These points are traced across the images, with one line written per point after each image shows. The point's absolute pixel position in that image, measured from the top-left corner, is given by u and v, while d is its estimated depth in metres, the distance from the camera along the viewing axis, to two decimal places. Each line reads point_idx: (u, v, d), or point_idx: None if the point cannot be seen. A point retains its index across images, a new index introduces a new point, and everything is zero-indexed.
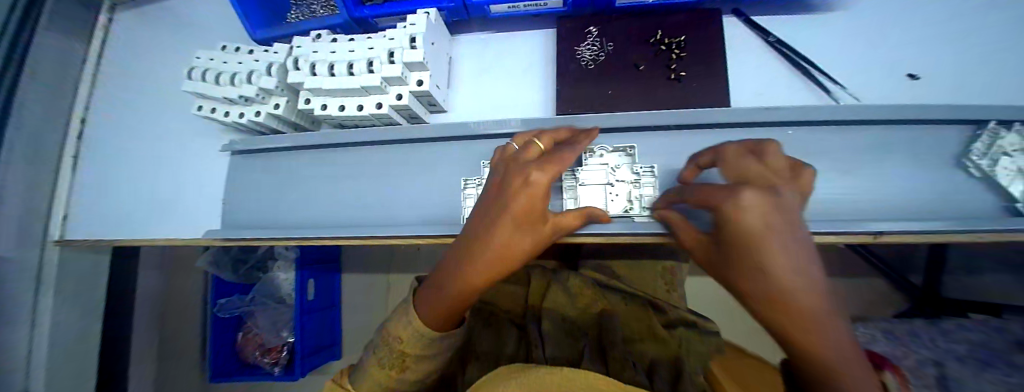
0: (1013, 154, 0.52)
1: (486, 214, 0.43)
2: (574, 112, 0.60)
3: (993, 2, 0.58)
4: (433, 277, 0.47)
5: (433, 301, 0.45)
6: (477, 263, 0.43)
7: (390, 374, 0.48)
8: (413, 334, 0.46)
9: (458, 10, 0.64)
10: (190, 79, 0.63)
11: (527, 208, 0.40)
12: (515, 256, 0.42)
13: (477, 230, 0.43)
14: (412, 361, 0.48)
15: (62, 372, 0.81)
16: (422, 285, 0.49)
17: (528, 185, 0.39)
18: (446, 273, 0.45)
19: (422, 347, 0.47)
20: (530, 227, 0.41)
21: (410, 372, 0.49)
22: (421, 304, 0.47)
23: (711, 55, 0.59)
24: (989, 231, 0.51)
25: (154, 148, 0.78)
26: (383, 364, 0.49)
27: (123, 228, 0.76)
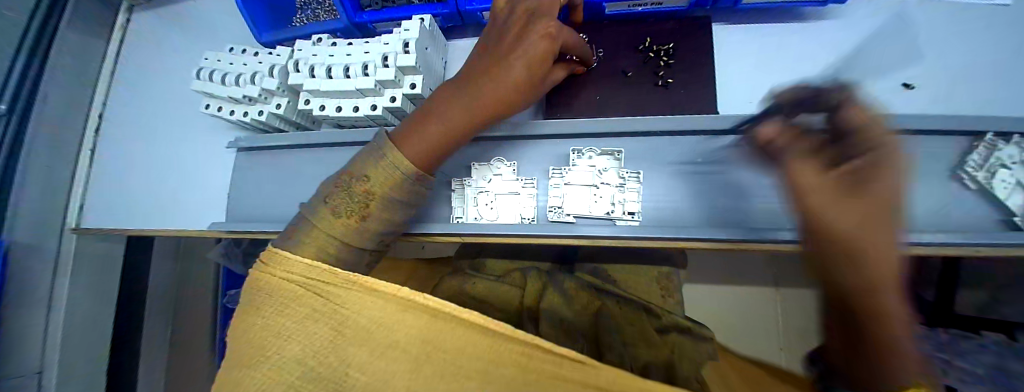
0: (1011, 166, 0.51)
1: (494, 61, 0.43)
2: (562, 116, 0.61)
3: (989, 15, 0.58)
4: (415, 120, 0.45)
5: (417, 138, 0.43)
6: (479, 103, 0.43)
7: (348, 223, 0.41)
8: (390, 169, 0.42)
9: (453, 16, 0.66)
10: (198, 79, 0.66)
11: (541, 48, 0.42)
12: (519, 95, 0.44)
13: (482, 72, 0.43)
14: (378, 206, 0.42)
15: (74, 354, 0.87)
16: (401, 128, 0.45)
17: (543, 31, 0.42)
18: (439, 110, 0.44)
19: (398, 192, 0.42)
20: (539, 69, 0.43)
21: (364, 233, 0.42)
22: (404, 141, 0.43)
23: (700, 63, 0.59)
24: (986, 245, 0.50)
25: (167, 142, 0.83)
26: (335, 223, 0.41)
27: (135, 219, 0.81)
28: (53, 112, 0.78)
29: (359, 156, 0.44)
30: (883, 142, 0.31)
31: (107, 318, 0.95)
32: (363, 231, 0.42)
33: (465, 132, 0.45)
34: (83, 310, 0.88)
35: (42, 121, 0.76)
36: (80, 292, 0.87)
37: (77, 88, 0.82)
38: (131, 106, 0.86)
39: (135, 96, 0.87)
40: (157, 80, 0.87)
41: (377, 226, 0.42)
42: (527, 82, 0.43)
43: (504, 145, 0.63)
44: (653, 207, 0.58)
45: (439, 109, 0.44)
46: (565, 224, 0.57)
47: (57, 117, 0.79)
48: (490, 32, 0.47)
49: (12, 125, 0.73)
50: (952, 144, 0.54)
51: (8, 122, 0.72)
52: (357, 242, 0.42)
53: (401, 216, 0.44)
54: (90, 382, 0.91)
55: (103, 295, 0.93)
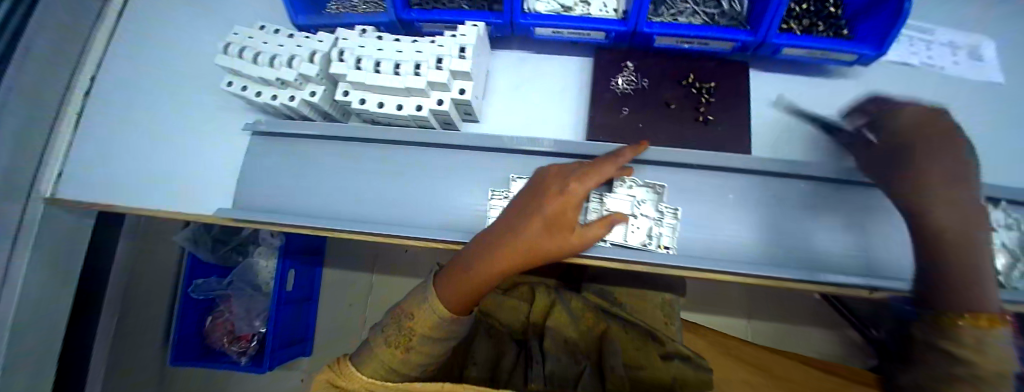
0: (996, 229, 0.57)
1: (521, 214, 0.52)
2: (604, 139, 0.63)
3: (968, 97, 0.68)
4: (453, 266, 0.56)
5: (452, 288, 0.53)
6: (504, 254, 0.52)
7: (393, 353, 0.52)
8: (430, 312, 0.53)
9: (505, 26, 0.65)
10: (227, 56, 0.62)
11: (561, 210, 0.50)
12: (543, 248, 0.52)
13: (512, 226, 0.52)
14: (420, 339, 0.53)
15: (23, 338, 0.77)
16: (441, 273, 0.57)
17: (567, 194, 0.50)
18: (471, 261, 0.53)
19: (433, 331, 0.53)
20: (558, 226, 0.51)
21: (408, 363, 0.53)
22: (441, 291, 0.54)
23: (737, 103, 0.63)
24: None
25: (170, 115, 0.77)
26: (391, 358, 0.53)
27: (121, 195, 0.74)
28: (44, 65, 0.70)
29: (408, 295, 0.58)
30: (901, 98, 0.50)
31: (62, 300, 0.84)
32: (406, 359, 0.53)
33: (496, 275, 0.53)
34: (37, 290, 0.78)
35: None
36: (36, 270, 0.76)
37: (65, 46, 0.75)
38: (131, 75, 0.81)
39: (138, 65, 0.81)
40: (168, 49, 0.82)
41: (417, 359, 0.54)
42: (546, 231, 0.51)
43: (544, 160, 0.63)
44: (691, 243, 0.59)
45: (467, 260, 0.54)
46: (604, 247, 0.58)
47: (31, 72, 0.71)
48: (534, 184, 0.54)
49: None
50: None
51: None
52: (409, 366, 0.54)
53: (437, 346, 0.55)
54: (34, 372, 0.80)
55: (63, 274, 0.83)
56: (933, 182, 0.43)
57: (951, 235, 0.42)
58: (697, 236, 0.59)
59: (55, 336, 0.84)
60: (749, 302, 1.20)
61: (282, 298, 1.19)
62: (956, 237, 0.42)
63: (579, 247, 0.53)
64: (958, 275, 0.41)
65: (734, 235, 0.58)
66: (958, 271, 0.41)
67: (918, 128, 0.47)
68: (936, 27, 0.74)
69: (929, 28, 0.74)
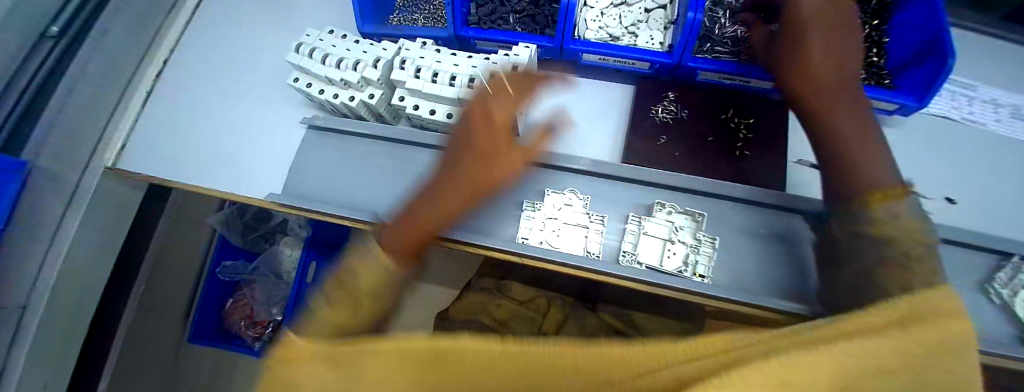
0: None
1: (460, 151, 0.57)
2: (640, 164, 0.65)
3: (1009, 154, 0.68)
4: (399, 219, 0.54)
5: (394, 231, 0.50)
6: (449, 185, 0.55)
7: (343, 312, 0.41)
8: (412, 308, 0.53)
9: (554, 50, 0.70)
10: (298, 55, 0.68)
11: (488, 130, 0.55)
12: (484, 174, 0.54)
13: (454, 165, 0.57)
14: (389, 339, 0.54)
15: (63, 293, 0.81)
16: (387, 225, 0.53)
17: (488, 114, 0.56)
18: (424, 200, 0.55)
19: (387, 286, 0.46)
20: (492, 141, 0.55)
21: (362, 318, 0.43)
22: (383, 236, 0.50)
23: (774, 141, 0.65)
24: (1007, 359, 0.55)
25: (231, 102, 0.83)
26: (337, 317, 0.41)
27: (177, 171, 0.79)
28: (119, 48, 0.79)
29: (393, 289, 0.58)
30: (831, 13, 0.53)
31: (101, 264, 0.89)
32: (357, 317, 0.43)
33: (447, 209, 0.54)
34: (85, 250, 0.83)
35: (96, 52, 0.76)
36: (87, 231, 0.82)
37: (136, 30, 0.84)
38: (195, 60, 0.90)
39: (205, 54, 0.90)
40: (236, 42, 0.89)
41: (369, 317, 0.44)
42: (488, 152, 0.54)
43: (581, 177, 0.66)
44: (725, 274, 0.59)
45: (420, 202, 0.55)
46: (637, 269, 0.59)
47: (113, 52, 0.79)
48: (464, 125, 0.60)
49: (59, 48, 0.70)
50: (980, 260, 0.61)
51: (54, 47, 0.70)
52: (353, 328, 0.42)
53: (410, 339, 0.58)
54: (65, 328, 0.85)
55: (107, 238, 0.88)
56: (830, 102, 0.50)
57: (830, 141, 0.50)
58: (732, 268, 0.59)
59: (90, 296, 0.89)
60: None
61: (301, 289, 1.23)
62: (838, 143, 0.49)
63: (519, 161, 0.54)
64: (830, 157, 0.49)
65: (769, 270, 0.58)
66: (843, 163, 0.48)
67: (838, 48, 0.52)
68: (979, 84, 0.75)
69: (972, 84, 0.75)
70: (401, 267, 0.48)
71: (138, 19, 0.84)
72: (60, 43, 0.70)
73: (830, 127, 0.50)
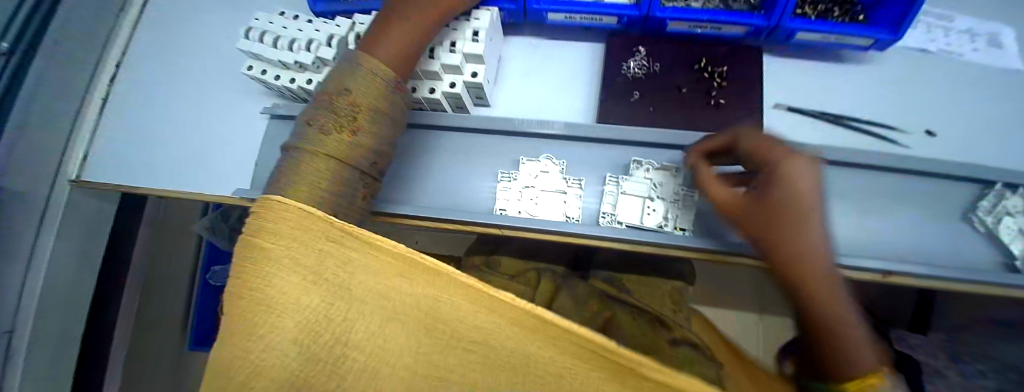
0: (1016, 215, 0.56)
1: None
2: (615, 123, 0.63)
3: (990, 81, 0.67)
4: (373, 42, 0.50)
5: (381, 44, 0.49)
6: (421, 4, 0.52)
7: (341, 138, 0.43)
8: None
9: (517, 12, 0.66)
10: (248, 40, 0.65)
11: None
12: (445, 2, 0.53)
13: None
14: None
15: (49, 313, 0.80)
16: (365, 47, 0.49)
17: None
18: (397, 20, 0.51)
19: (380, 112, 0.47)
20: None
21: (359, 149, 0.44)
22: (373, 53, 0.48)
23: (749, 88, 0.63)
24: (989, 284, 0.56)
25: (189, 100, 0.79)
26: (325, 166, 0.43)
27: (142, 176, 0.76)
28: (66, 54, 0.74)
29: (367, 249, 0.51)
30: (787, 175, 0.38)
31: (87, 281, 0.88)
32: (356, 146, 0.44)
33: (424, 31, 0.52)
34: (64, 268, 0.81)
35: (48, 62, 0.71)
36: (64, 248, 0.80)
37: (88, 34, 0.78)
38: (155, 61, 0.83)
39: (159, 53, 0.84)
40: (187, 36, 0.84)
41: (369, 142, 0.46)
42: None
43: (555, 143, 0.64)
44: (704, 226, 0.59)
45: (387, 26, 0.51)
46: (619, 229, 0.59)
47: (66, 60, 0.74)
48: None
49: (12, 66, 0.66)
50: (965, 189, 0.60)
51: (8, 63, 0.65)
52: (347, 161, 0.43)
53: None
54: (59, 347, 0.84)
55: (87, 254, 0.86)
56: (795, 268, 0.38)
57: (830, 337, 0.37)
58: (710, 218, 0.59)
59: (80, 313, 0.88)
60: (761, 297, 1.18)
61: None
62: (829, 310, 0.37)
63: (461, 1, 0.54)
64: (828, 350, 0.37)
65: None
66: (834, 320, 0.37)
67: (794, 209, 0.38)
68: (956, 14, 0.73)
69: (949, 14, 0.73)
70: (394, 89, 0.48)
71: (90, 22, 0.77)
72: (13, 59, 0.66)
73: (812, 289, 0.37)
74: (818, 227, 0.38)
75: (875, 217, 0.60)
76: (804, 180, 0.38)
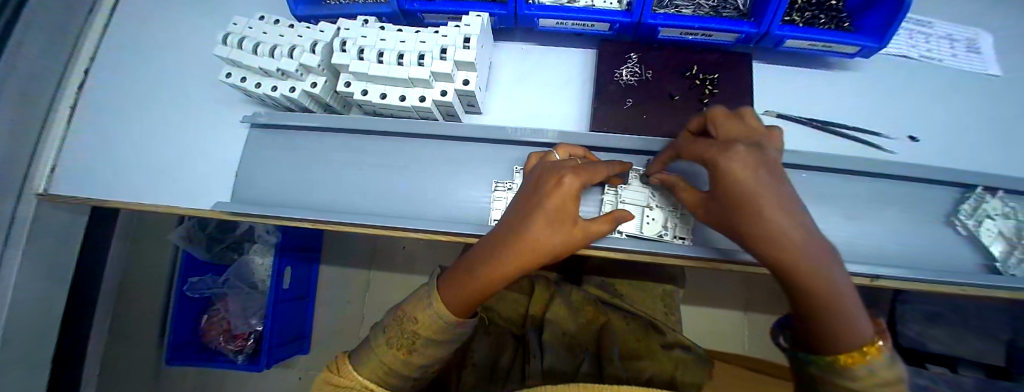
0: (994, 218, 0.58)
1: (521, 211, 0.48)
2: (609, 131, 0.62)
3: (967, 86, 0.69)
4: (458, 268, 0.51)
5: (455, 290, 0.48)
6: (516, 254, 0.46)
7: (396, 355, 0.47)
8: (434, 318, 0.48)
9: (509, 17, 0.65)
10: (225, 46, 0.61)
11: (556, 203, 0.45)
12: (542, 250, 0.46)
13: (510, 224, 0.48)
14: (422, 344, 0.47)
15: (16, 337, 0.74)
16: (446, 274, 0.52)
17: (545, 186, 0.47)
18: (479, 264, 0.48)
19: (438, 333, 0.48)
20: (562, 220, 0.46)
21: (409, 364, 0.48)
22: (444, 288, 0.50)
23: (739, 96, 0.64)
24: (971, 285, 0.57)
25: (164, 108, 0.75)
26: (379, 367, 0.48)
27: (116, 190, 0.71)
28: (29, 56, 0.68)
29: (411, 296, 0.52)
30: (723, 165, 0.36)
31: (56, 301, 0.82)
32: (390, 368, 0.47)
33: (497, 284, 0.49)
34: (32, 287, 0.75)
35: None
36: (29, 267, 0.74)
37: (58, 38, 0.72)
38: (127, 68, 0.78)
39: (132, 60, 0.79)
40: (161, 39, 0.80)
41: (420, 358, 0.48)
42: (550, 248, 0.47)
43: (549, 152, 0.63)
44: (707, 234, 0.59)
45: (473, 264, 0.49)
46: (619, 238, 0.58)
47: (33, 66, 0.67)
48: (533, 186, 0.49)
49: None
50: (950, 192, 0.62)
51: None
52: (408, 361, 0.48)
53: (441, 350, 0.49)
54: (27, 373, 0.78)
55: (56, 272, 0.80)
56: (754, 242, 0.36)
57: (812, 314, 0.35)
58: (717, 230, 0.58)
59: (49, 335, 0.82)
60: (747, 296, 1.25)
61: (278, 295, 1.15)
62: (798, 281, 0.34)
63: (580, 244, 0.48)
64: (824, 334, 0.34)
65: None
66: (802, 293, 0.34)
67: (745, 190, 0.34)
68: (935, 20, 0.75)
69: (927, 22, 0.75)
70: (450, 341, 0.50)
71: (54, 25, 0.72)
72: None
73: (773, 259, 0.35)
74: (783, 208, 0.34)
75: (866, 223, 0.61)
76: (746, 159, 0.35)
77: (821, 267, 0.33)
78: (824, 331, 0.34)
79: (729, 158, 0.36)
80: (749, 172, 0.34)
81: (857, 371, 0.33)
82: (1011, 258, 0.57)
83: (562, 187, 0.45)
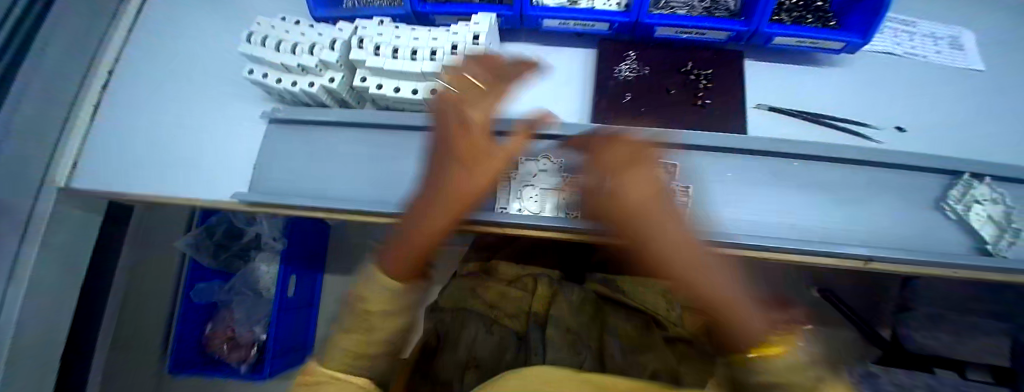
0: (983, 202, 0.60)
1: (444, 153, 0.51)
2: (610, 123, 0.66)
3: (949, 80, 0.72)
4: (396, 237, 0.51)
5: (393, 252, 0.49)
6: (448, 189, 0.49)
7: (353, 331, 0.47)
8: (380, 287, 0.47)
9: (514, 18, 0.69)
10: (249, 44, 0.65)
11: (472, 134, 0.51)
12: (474, 183, 0.50)
13: (437, 169, 0.51)
14: (375, 316, 0.47)
15: (29, 328, 0.75)
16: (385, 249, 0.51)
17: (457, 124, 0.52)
18: (418, 215, 0.50)
19: (391, 302, 0.48)
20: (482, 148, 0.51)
21: (368, 336, 0.48)
22: (386, 259, 0.49)
23: (732, 90, 0.67)
24: (966, 268, 0.59)
25: (182, 106, 0.79)
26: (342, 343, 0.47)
27: (133, 184, 0.74)
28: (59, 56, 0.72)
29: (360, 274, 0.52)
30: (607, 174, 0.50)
31: (66, 295, 0.83)
32: (355, 342, 0.47)
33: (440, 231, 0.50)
34: (47, 279, 0.77)
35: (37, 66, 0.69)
36: (44, 259, 0.75)
37: (86, 41, 0.76)
38: (148, 71, 0.83)
39: (154, 63, 0.83)
40: (182, 43, 0.85)
41: (374, 330, 0.48)
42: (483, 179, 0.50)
43: (553, 143, 0.67)
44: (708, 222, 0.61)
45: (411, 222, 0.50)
46: None
47: None
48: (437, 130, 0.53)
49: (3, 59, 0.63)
50: (937, 180, 0.64)
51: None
52: (370, 341, 0.48)
53: (395, 320, 0.49)
54: (34, 367, 0.78)
55: (69, 266, 0.82)
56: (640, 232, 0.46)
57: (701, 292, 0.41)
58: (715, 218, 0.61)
59: (57, 329, 0.82)
60: None
61: (282, 303, 1.15)
62: (684, 260, 0.42)
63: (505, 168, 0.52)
64: (714, 310, 0.39)
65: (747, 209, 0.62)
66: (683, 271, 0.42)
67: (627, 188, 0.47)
68: (918, 21, 0.80)
69: (910, 22, 0.79)
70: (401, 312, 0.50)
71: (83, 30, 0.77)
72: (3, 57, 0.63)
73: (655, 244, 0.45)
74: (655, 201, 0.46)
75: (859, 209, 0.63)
76: (620, 169, 0.49)
77: (682, 244, 0.42)
78: (714, 312, 0.39)
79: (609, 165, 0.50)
80: (629, 176, 0.48)
81: (761, 353, 0.34)
82: (1004, 242, 0.59)
83: (472, 117, 0.52)
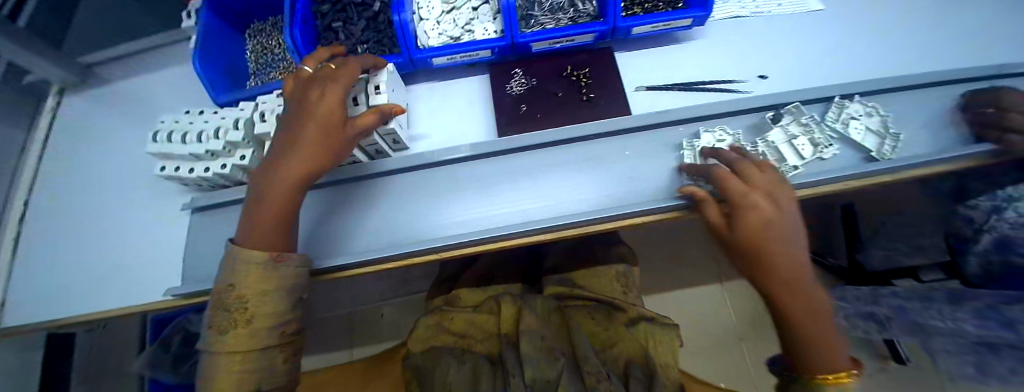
0: (859, 117, 0.69)
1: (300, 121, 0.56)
2: (514, 134, 0.72)
3: (790, 29, 0.84)
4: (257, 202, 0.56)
5: (250, 223, 0.54)
6: (295, 159, 0.54)
7: (237, 330, 0.49)
8: (256, 273, 0.50)
9: (406, 64, 0.76)
10: (155, 142, 0.68)
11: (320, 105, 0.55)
12: (316, 149, 0.55)
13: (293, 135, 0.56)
14: (252, 309, 0.49)
15: None
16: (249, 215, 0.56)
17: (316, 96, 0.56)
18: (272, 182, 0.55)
19: (267, 289, 0.51)
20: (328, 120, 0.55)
21: (252, 335, 0.49)
22: (246, 221, 0.55)
23: (610, 81, 0.76)
24: (854, 178, 0.65)
25: (105, 218, 0.79)
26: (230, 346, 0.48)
27: (62, 308, 0.71)
28: None
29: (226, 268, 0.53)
30: (768, 226, 0.50)
31: None
32: (243, 341, 0.49)
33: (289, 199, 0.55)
34: None
35: None
36: None
37: None
38: (65, 192, 0.83)
39: (70, 183, 0.83)
40: (97, 158, 0.86)
41: (260, 324, 0.50)
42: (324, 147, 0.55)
43: (468, 164, 0.71)
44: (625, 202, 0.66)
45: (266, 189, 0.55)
46: (539, 221, 0.64)
47: None
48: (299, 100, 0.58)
49: None
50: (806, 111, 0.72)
51: None
52: (252, 349, 0.49)
53: (277, 306, 0.52)
54: None
55: None
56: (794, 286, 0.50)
57: (798, 336, 0.50)
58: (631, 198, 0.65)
59: None
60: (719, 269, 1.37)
61: None
62: (802, 317, 0.50)
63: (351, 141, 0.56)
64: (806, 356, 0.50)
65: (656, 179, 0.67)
66: (799, 320, 0.50)
67: (785, 262, 0.50)
68: None
69: None
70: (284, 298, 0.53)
71: None
72: None
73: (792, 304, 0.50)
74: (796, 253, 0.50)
75: (760, 147, 0.67)
76: (775, 219, 0.51)
77: (806, 298, 0.50)
78: (806, 354, 0.50)
79: (756, 217, 0.50)
80: (787, 232, 0.50)
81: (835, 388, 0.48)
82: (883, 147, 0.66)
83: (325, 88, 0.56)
